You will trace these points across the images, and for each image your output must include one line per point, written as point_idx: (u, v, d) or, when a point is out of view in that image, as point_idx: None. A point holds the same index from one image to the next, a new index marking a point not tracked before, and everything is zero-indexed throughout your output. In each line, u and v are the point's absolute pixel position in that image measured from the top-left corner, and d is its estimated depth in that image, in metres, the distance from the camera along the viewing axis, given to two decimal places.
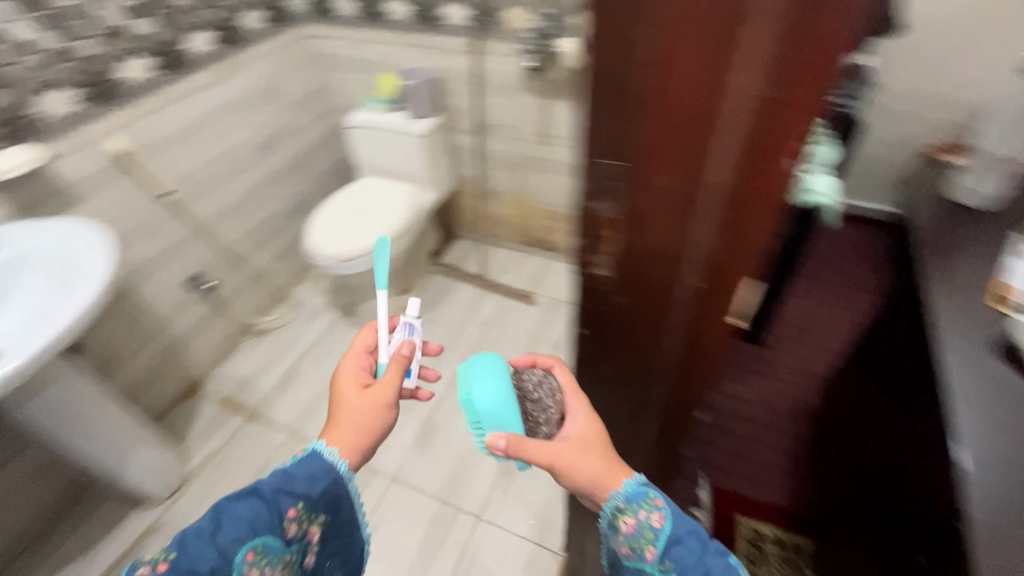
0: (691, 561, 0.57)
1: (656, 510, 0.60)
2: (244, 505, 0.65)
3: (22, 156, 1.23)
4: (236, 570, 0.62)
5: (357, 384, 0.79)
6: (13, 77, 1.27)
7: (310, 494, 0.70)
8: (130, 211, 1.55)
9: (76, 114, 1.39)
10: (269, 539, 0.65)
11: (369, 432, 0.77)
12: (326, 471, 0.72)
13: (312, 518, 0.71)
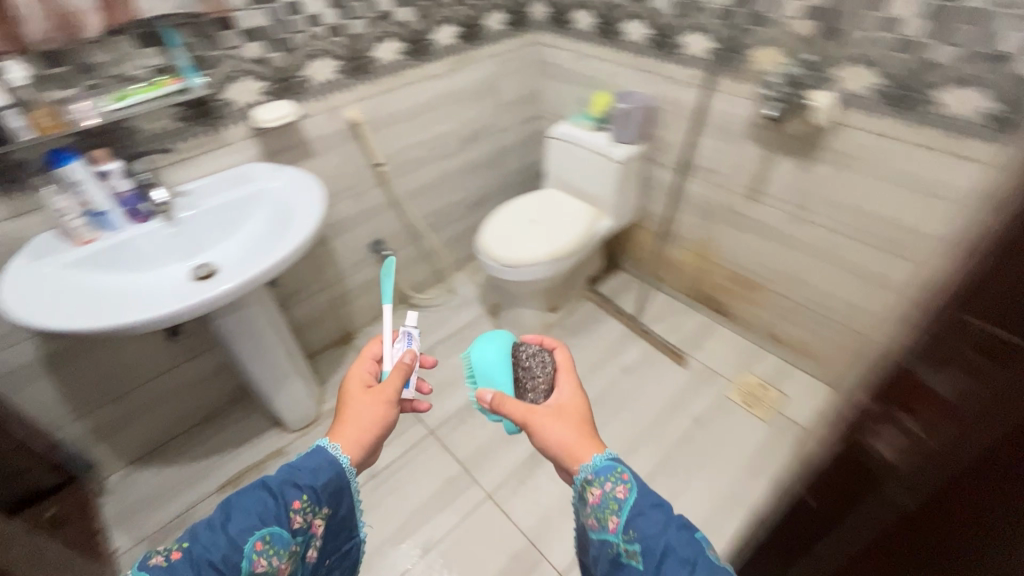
0: (651, 532, 0.68)
1: (623, 490, 0.73)
2: (257, 500, 0.80)
3: (282, 110, 1.41)
4: (246, 556, 0.75)
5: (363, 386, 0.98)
6: (294, 44, 1.42)
7: (314, 488, 0.85)
8: (345, 172, 1.72)
9: (329, 83, 1.55)
10: (275, 528, 0.79)
11: (372, 427, 0.94)
12: (331, 467, 0.89)
13: (316, 510, 0.86)
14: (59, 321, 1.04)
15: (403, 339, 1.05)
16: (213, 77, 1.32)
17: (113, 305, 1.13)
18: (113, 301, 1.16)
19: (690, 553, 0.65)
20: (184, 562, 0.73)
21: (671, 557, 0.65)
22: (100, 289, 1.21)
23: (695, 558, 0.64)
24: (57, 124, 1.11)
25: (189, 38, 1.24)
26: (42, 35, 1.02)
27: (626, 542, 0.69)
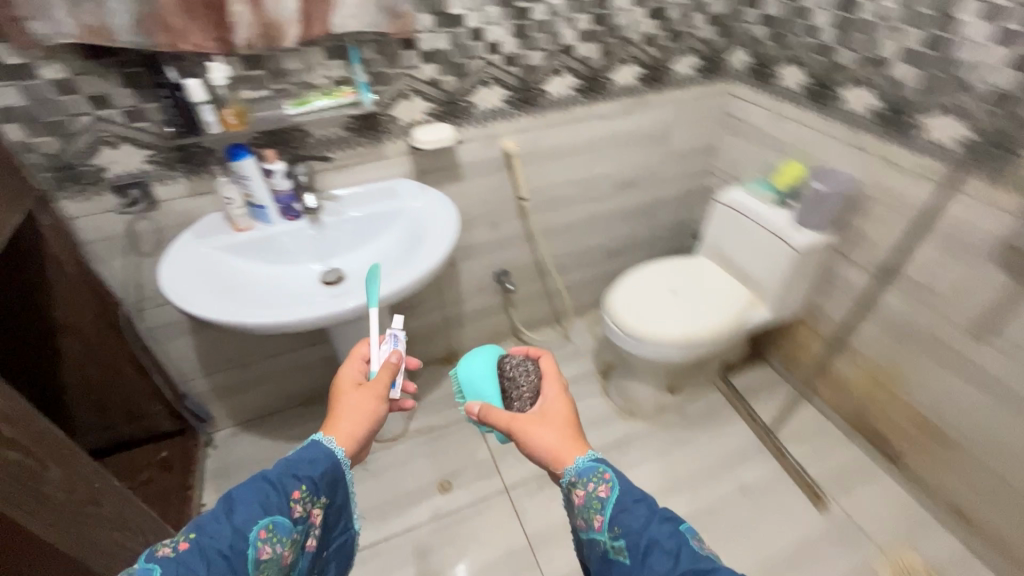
0: (637, 527, 0.71)
1: (606, 488, 0.77)
2: (258, 488, 0.78)
3: (441, 133, 1.39)
4: (250, 545, 0.74)
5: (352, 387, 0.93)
6: (468, 69, 1.39)
7: (312, 478, 0.83)
8: (488, 200, 1.67)
9: (494, 111, 1.49)
10: (280, 516, 0.78)
11: (365, 421, 0.92)
12: (331, 460, 0.86)
13: (314, 499, 0.84)
14: (191, 302, 1.10)
15: (390, 340, 0.99)
16: (385, 93, 1.33)
17: (243, 300, 1.19)
18: (245, 296, 1.23)
19: (674, 540, 0.69)
20: (191, 554, 0.70)
21: (656, 547, 0.68)
22: (241, 275, 1.28)
23: (677, 542, 0.68)
24: (245, 121, 1.17)
25: (372, 54, 1.26)
26: (245, 40, 1.09)
27: (613, 538, 0.72)
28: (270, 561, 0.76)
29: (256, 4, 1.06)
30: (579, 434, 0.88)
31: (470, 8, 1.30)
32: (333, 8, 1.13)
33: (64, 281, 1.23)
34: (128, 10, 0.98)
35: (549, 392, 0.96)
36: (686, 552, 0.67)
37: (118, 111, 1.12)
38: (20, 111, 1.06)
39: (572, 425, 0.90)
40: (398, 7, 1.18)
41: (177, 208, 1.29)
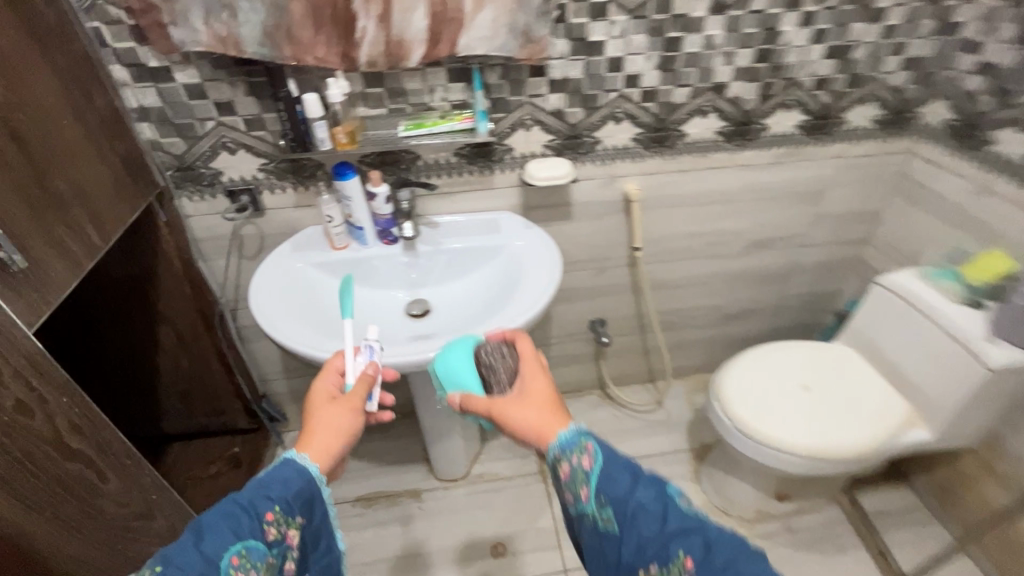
0: (623, 494, 0.64)
1: (590, 460, 0.69)
2: (228, 512, 0.72)
3: (559, 170, 1.24)
4: (223, 573, 0.68)
5: (325, 399, 0.89)
6: (599, 102, 1.23)
7: (285, 497, 0.78)
8: (596, 245, 1.50)
9: (621, 149, 1.32)
10: (253, 540, 0.72)
11: (339, 435, 0.87)
12: (305, 478, 0.82)
13: (289, 521, 0.79)
14: (272, 324, 1.07)
15: (363, 350, 0.96)
16: (504, 120, 1.22)
17: (324, 327, 1.15)
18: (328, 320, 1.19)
19: (661, 500, 0.64)
20: None
21: (645, 513, 0.62)
22: (328, 295, 1.23)
23: (665, 502, 0.63)
24: (356, 141, 1.11)
25: (496, 79, 1.15)
26: (367, 57, 1.03)
27: (598, 506, 0.66)
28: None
29: (383, 20, 0.99)
30: (562, 407, 0.79)
31: (613, 35, 1.13)
32: (463, 29, 1.03)
33: (171, 277, 1.26)
34: (258, 22, 0.95)
35: (525, 364, 0.84)
36: (676, 512, 0.62)
37: (240, 119, 1.12)
38: (155, 111, 1.08)
39: (555, 398, 0.80)
40: (532, 31, 1.06)
41: (281, 217, 1.28)
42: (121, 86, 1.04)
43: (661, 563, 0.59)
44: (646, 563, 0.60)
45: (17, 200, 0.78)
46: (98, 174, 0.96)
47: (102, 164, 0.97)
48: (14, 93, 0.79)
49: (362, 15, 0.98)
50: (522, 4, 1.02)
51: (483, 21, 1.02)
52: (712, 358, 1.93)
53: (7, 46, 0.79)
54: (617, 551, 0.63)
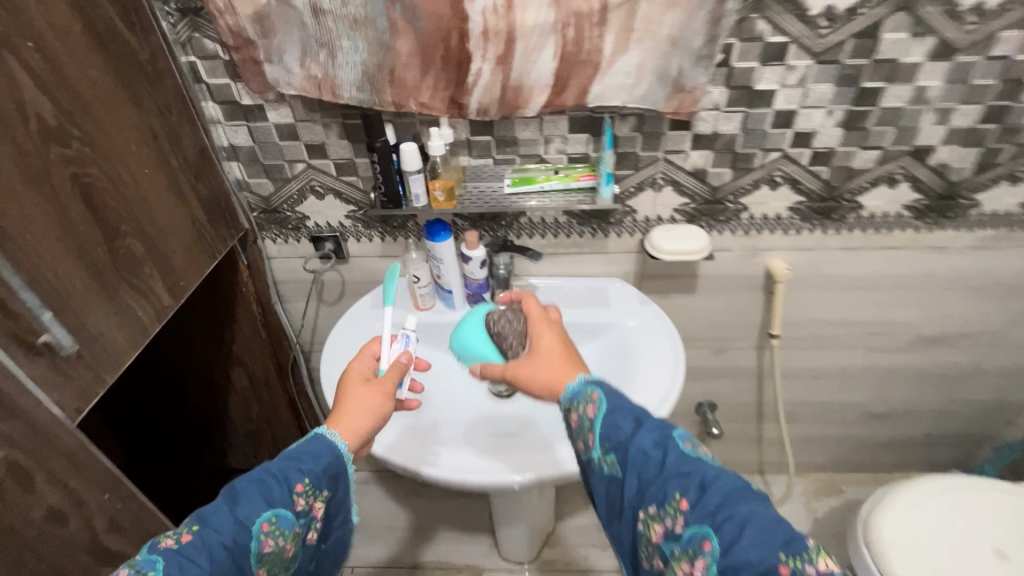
0: (624, 440, 0.64)
1: (595, 411, 0.68)
2: (261, 480, 0.71)
3: (692, 243, 1.01)
4: (253, 537, 0.68)
5: (359, 380, 0.85)
6: (753, 163, 0.98)
7: (315, 471, 0.76)
8: (720, 323, 1.24)
9: (771, 219, 1.06)
10: (283, 510, 0.71)
11: (371, 416, 0.83)
12: (333, 456, 0.79)
13: (317, 494, 0.77)
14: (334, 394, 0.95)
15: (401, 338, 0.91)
16: (630, 178, 1.00)
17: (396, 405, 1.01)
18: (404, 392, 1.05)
19: (663, 442, 0.63)
20: (193, 547, 0.65)
21: (646, 459, 0.62)
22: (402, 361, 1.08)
23: (664, 442, 0.63)
24: (453, 200, 0.96)
25: (628, 131, 0.94)
26: (478, 104, 0.86)
27: (600, 450, 0.66)
28: (271, 553, 0.70)
29: (502, 62, 0.82)
30: (571, 351, 0.79)
31: (787, 83, 0.88)
32: (598, 74, 0.83)
33: (247, 322, 1.17)
34: (358, 62, 0.81)
35: (531, 317, 0.84)
36: (674, 452, 0.61)
37: (331, 162, 1.00)
38: (244, 150, 0.99)
39: (566, 345, 0.80)
40: (685, 79, 0.83)
41: (365, 265, 1.16)
42: (211, 123, 0.95)
43: (657, 502, 0.59)
44: (645, 504, 0.61)
45: (81, 267, 0.68)
46: (175, 224, 0.86)
47: (181, 212, 0.88)
48: (92, 146, 0.70)
49: (477, 55, 0.81)
50: (678, 46, 0.80)
51: (625, 65, 0.82)
52: (843, 458, 1.59)
53: (90, 91, 0.70)
54: (620, 494, 0.64)
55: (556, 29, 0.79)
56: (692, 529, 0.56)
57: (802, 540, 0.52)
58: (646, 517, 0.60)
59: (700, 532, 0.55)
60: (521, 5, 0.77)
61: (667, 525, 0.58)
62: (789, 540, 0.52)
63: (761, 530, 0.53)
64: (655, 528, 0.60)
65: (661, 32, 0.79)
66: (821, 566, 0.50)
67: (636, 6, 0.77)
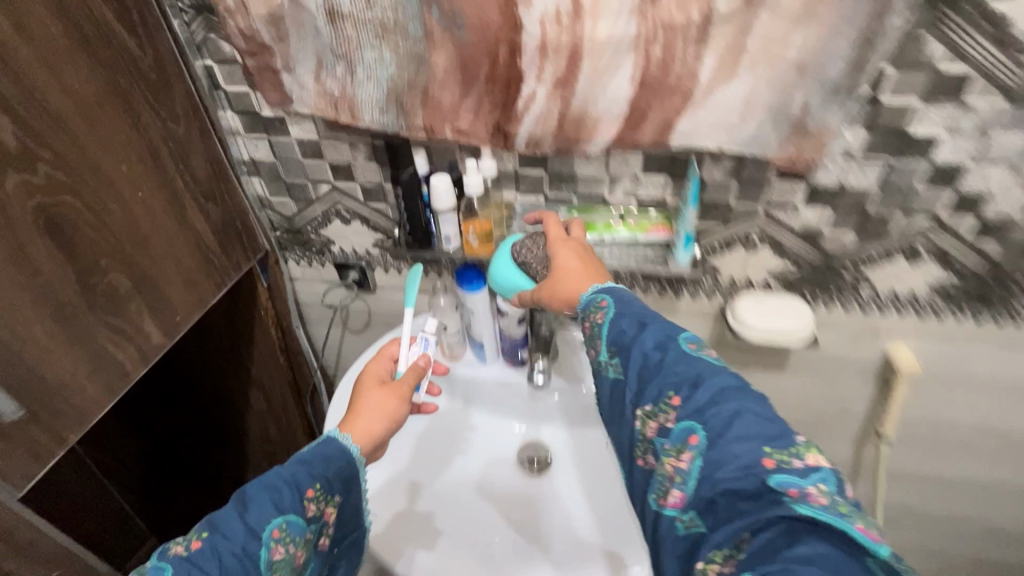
0: (625, 340, 0.57)
1: (599, 316, 0.61)
2: (271, 484, 0.62)
3: (790, 322, 0.79)
4: (263, 543, 0.59)
5: (374, 380, 0.77)
6: (889, 227, 0.73)
7: (327, 474, 0.65)
8: (811, 408, 1.00)
9: (902, 297, 0.80)
10: (296, 516, 0.61)
11: (385, 417, 0.73)
12: (346, 460, 0.68)
13: (331, 499, 0.66)
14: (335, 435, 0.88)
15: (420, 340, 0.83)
16: (716, 233, 0.79)
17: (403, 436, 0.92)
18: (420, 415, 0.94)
19: (664, 343, 0.56)
20: (202, 554, 0.58)
21: (644, 358, 0.56)
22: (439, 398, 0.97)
23: (664, 340, 0.56)
24: (489, 244, 0.79)
25: (720, 176, 0.73)
26: (529, 134, 0.69)
27: (600, 351, 0.60)
28: (283, 564, 0.60)
29: (562, 86, 0.64)
30: (593, 261, 0.69)
31: (959, 130, 0.63)
32: (688, 106, 0.62)
33: (265, 343, 1.07)
34: (383, 78, 0.66)
35: (549, 229, 0.73)
36: (672, 348, 0.55)
37: (359, 185, 0.86)
38: (265, 165, 0.88)
39: (587, 256, 0.69)
40: (810, 119, 0.61)
41: (393, 297, 1.02)
42: (229, 135, 0.84)
43: (648, 399, 0.54)
44: (637, 403, 0.55)
45: (44, 312, 0.59)
46: (177, 250, 0.76)
47: (185, 236, 0.77)
48: (68, 169, 0.60)
49: (531, 75, 0.64)
50: (807, 75, 0.58)
51: (727, 97, 0.61)
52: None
53: (72, 105, 0.60)
54: (618, 397, 0.58)
55: (637, 45, 0.60)
56: (681, 425, 0.50)
57: (792, 436, 0.47)
58: (638, 419, 0.55)
59: (689, 428, 0.50)
60: (592, 14, 0.58)
61: (655, 425, 0.53)
62: (777, 437, 0.47)
63: (751, 426, 0.48)
64: (646, 433, 0.54)
65: (784, 55, 0.57)
66: (808, 459, 0.45)
67: (752, 20, 0.56)
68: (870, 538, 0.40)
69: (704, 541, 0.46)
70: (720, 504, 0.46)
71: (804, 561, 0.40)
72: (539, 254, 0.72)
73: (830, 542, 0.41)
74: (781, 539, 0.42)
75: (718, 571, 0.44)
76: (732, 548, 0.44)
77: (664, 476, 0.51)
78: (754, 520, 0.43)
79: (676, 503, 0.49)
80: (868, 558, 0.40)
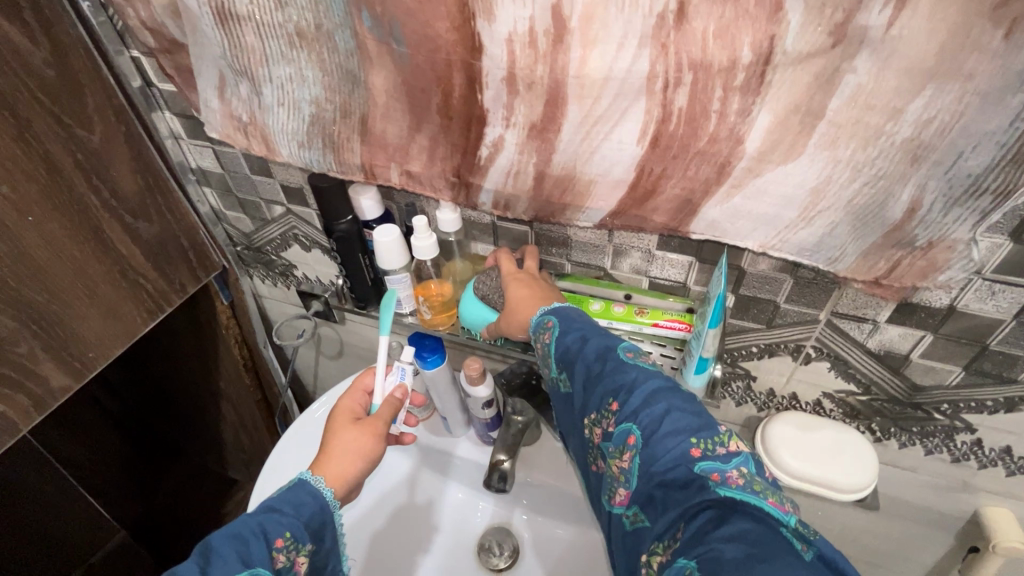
0: (572, 352, 0.47)
1: (547, 336, 0.50)
2: (234, 531, 0.45)
3: (842, 474, 0.57)
4: None
5: (349, 416, 0.55)
6: (1017, 372, 0.49)
7: (301, 521, 0.48)
8: (861, 548, 0.77)
9: (1020, 457, 0.56)
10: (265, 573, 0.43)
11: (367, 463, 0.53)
12: (320, 506, 0.49)
13: (302, 550, 0.47)
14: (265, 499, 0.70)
15: (395, 370, 0.57)
16: (755, 335, 0.57)
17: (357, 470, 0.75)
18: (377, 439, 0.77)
19: (606, 353, 0.46)
20: None
21: (586, 371, 0.46)
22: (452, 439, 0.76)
23: (606, 349, 0.46)
24: (450, 313, 0.63)
25: (768, 270, 0.51)
26: (497, 189, 0.50)
27: (550, 367, 0.50)
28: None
29: (539, 135, 0.44)
30: (547, 288, 0.55)
31: None
32: (720, 182, 0.42)
33: (229, 360, 0.98)
34: (304, 101, 0.50)
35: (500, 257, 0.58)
36: (612, 359, 0.45)
37: (315, 212, 0.71)
38: (214, 176, 0.74)
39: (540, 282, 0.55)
40: (916, 224, 0.39)
41: (362, 334, 0.88)
42: (167, 141, 0.70)
43: (592, 406, 0.45)
44: (583, 412, 0.46)
45: None
46: (88, 279, 0.65)
47: (101, 264, 0.66)
48: None
49: (498, 116, 0.45)
50: (921, 163, 0.36)
51: (785, 178, 0.40)
52: None
53: None
54: (571, 415, 0.49)
55: (651, 91, 0.39)
56: (620, 429, 0.42)
57: (715, 425, 0.40)
58: (586, 430, 0.47)
59: (626, 430, 0.42)
60: (582, 40, 0.38)
61: (600, 432, 0.44)
62: (701, 425, 0.40)
63: (684, 421, 0.40)
64: (595, 441, 0.46)
65: (887, 129, 0.35)
66: (731, 448, 0.39)
67: (839, 68, 0.34)
68: (779, 510, 0.35)
69: (646, 535, 0.39)
70: (659, 497, 0.38)
71: (728, 540, 0.33)
72: (492, 279, 0.58)
73: (756, 518, 0.34)
74: (708, 520, 0.35)
75: (660, 564, 0.37)
76: (671, 537, 0.37)
77: (611, 477, 0.43)
78: (686, 507, 0.36)
79: (622, 501, 0.42)
80: (783, 531, 0.34)
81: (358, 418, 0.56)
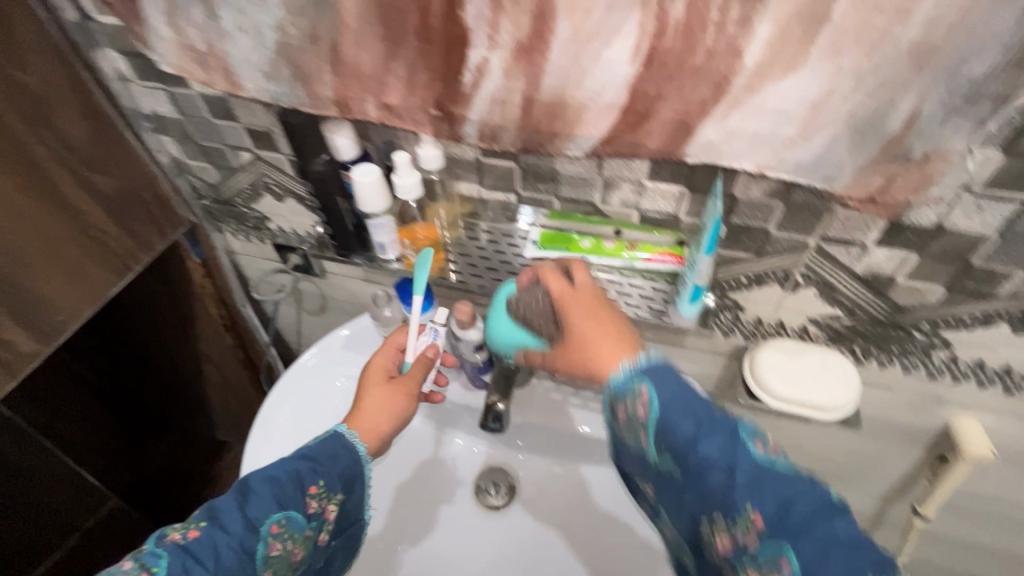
0: (683, 439, 0.39)
1: (643, 407, 0.42)
2: (271, 474, 0.49)
3: (826, 395, 0.59)
4: (261, 539, 0.46)
5: (381, 373, 0.58)
6: (996, 287, 0.51)
7: (334, 472, 0.52)
8: (837, 464, 0.82)
9: (990, 369, 0.59)
10: (297, 515, 0.48)
11: (393, 421, 0.56)
12: (354, 460, 0.53)
13: (331, 497, 0.51)
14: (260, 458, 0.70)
15: (427, 331, 0.60)
16: (745, 264, 0.58)
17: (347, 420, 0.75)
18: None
19: (733, 449, 0.38)
20: (199, 551, 0.44)
21: (709, 468, 0.38)
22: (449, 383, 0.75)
23: (731, 442, 0.39)
24: (435, 257, 0.63)
25: (760, 196, 0.50)
26: (482, 120, 0.48)
27: (650, 448, 0.42)
28: (277, 565, 0.47)
29: (526, 56, 0.42)
30: (625, 328, 0.46)
31: None
32: (717, 101, 0.40)
33: (206, 319, 0.96)
34: (267, 27, 0.45)
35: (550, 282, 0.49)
36: (746, 461, 0.38)
37: (286, 157, 0.67)
38: (172, 123, 0.68)
39: (610, 314, 0.47)
40: (913, 137, 0.38)
41: (344, 287, 0.86)
42: (114, 82, 0.64)
43: (719, 510, 0.38)
44: (701, 512, 0.39)
45: None
46: (50, 240, 0.61)
47: (62, 222, 0.62)
48: None
49: (482, 35, 0.41)
50: (924, 69, 0.35)
51: (783, 93, 0.39)
52: None
53: None
54: (671, 500, 0.42)
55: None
56: (767, 548, 0.35)
57: (886, 558, 0.34)
58: (701, 529, 0.39)
59: (779, 551, 0.35)
60: None
61: (729, 542, 0.37)
62: (870, 557, 0.34)
63: (848, 553, 0.34)
64: (712, 546, 0.39)
65: (893, 32, 0.34)
66: None
67: None
68: None
69: None
70: None
71: None
72: (543, 303, 0.50)
73: None
74: None
75: None
76: None
77: None
78: None
79: None
80: None
81: (391, 375, 0.58)
